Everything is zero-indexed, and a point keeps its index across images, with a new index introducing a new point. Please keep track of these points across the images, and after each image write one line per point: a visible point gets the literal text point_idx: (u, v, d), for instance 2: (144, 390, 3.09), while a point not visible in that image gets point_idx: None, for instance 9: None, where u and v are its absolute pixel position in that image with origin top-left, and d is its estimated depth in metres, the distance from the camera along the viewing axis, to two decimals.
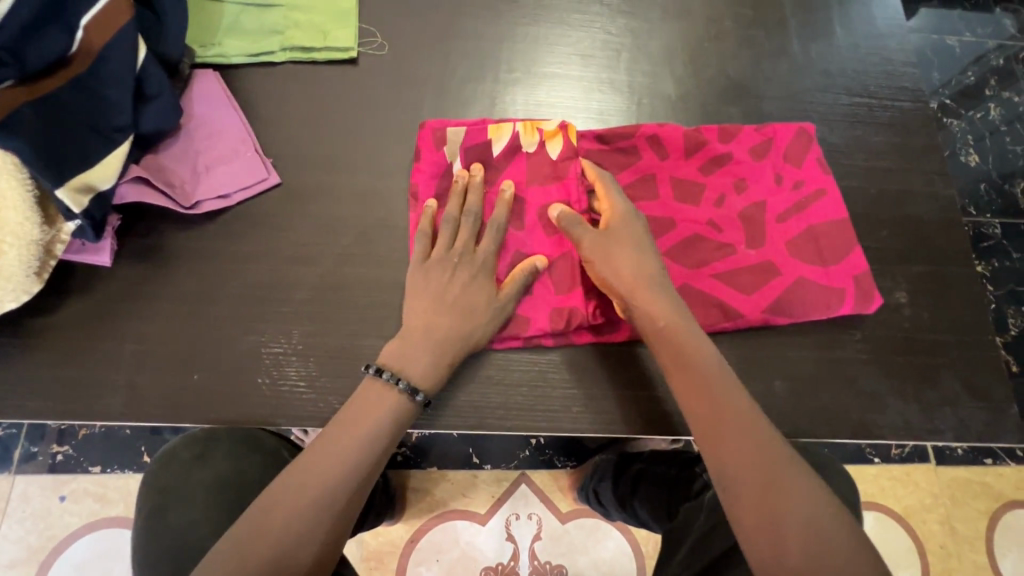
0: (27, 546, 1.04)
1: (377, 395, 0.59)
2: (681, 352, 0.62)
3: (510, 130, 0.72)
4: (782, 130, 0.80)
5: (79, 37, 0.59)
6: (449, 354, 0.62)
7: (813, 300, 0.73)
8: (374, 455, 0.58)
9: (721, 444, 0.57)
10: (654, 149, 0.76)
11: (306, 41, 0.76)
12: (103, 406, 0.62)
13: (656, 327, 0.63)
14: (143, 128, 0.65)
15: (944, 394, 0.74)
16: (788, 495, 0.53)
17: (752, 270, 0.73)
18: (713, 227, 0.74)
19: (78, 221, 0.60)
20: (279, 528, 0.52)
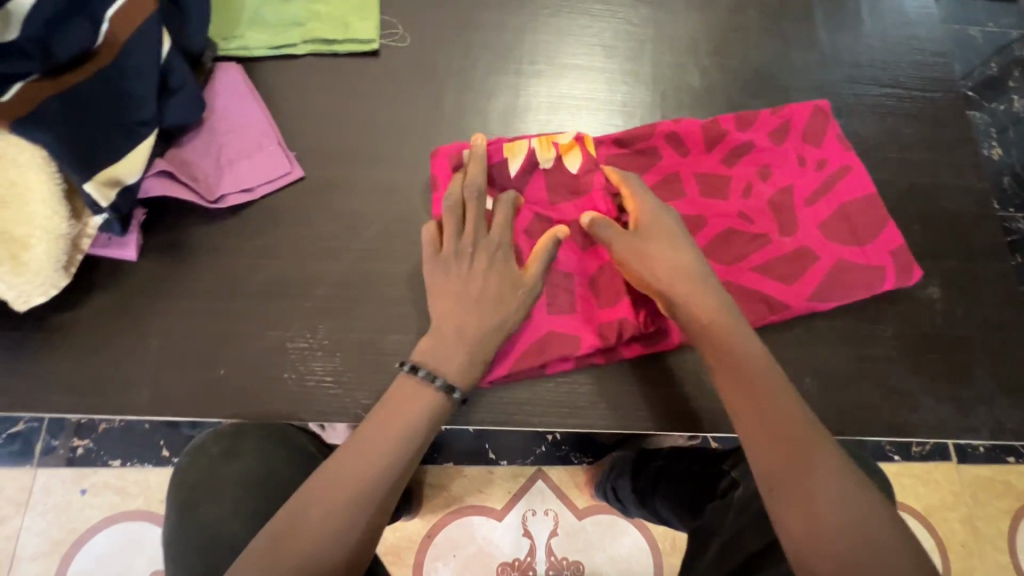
0: (49, 538, 1.05)
1: (411, 391, 0.59)
2: (725, 343, 0.61)
3: (526, 146, 0.71)
4: (798, 110, 0.78)
5: (104, 29, 0.59)
6: (476, 343, 0.60)
7: (853, 281, 0.72)
8: (408, 452, 0.57)
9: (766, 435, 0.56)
10: (674, 146, 0.74)
11: (327, 33, 0.75)
12: (129, 401, 0.62)
13: (699, 316, 0.62)
14: (167, 121, 0.64)
15: (977, 391, 0.72)
16: (834, 492, 0.53)
17: (789, 257, 0.72)
18: (745, 218, 0.73)
19: (105, 214, 0.60)
20: (315, 525, 0.52)
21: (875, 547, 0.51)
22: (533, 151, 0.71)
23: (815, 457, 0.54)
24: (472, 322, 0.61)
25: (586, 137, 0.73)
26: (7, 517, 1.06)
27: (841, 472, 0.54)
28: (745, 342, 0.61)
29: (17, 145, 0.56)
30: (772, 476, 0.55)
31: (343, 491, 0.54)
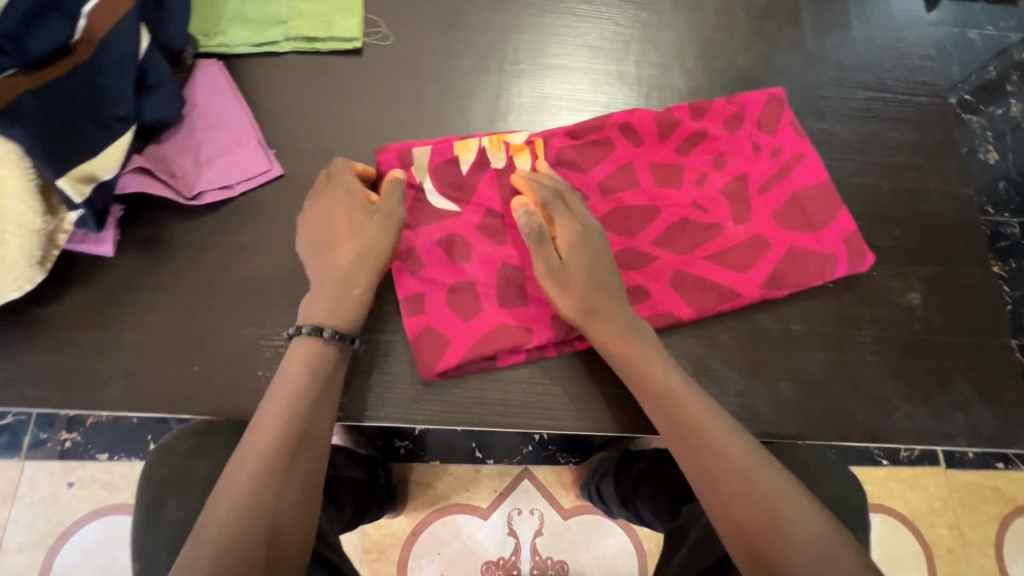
0: (36, 530, 1.06)
1: (304, 348, 0.60)
2: (643, 358, 0.61)
3: (478, 145, 0.71)
4: (754, 97, 0.78)
5: (80, 25, 0.58)
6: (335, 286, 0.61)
7: (807, 267, 0.72)
8: (316, 403, 0.58)
9: (686, 450, 0.56)
10: (627, 137, 0.75)
11: (310, 31, 0.75)
12: (104, 396, 0.63)
13: (614, 336, 0.62)
14: (146, 117, 0.64)
15: (956, 398, 0.72)
16: (757, 492, 0.52)
17: (743, 247, 0.72)
18: (700, 208, 0.74)
19: (79, 210, 0.60)
20: (232, 502, 0.51)
21: (813, 542, 0.49)
22: (485, 151, 0.71)
23: (734, 460, 0.54)
24: (344, 261, 0.62)
25: (540, 142, 0.73)
26: None
27: (760, 467, 0.54)
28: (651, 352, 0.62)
29: None
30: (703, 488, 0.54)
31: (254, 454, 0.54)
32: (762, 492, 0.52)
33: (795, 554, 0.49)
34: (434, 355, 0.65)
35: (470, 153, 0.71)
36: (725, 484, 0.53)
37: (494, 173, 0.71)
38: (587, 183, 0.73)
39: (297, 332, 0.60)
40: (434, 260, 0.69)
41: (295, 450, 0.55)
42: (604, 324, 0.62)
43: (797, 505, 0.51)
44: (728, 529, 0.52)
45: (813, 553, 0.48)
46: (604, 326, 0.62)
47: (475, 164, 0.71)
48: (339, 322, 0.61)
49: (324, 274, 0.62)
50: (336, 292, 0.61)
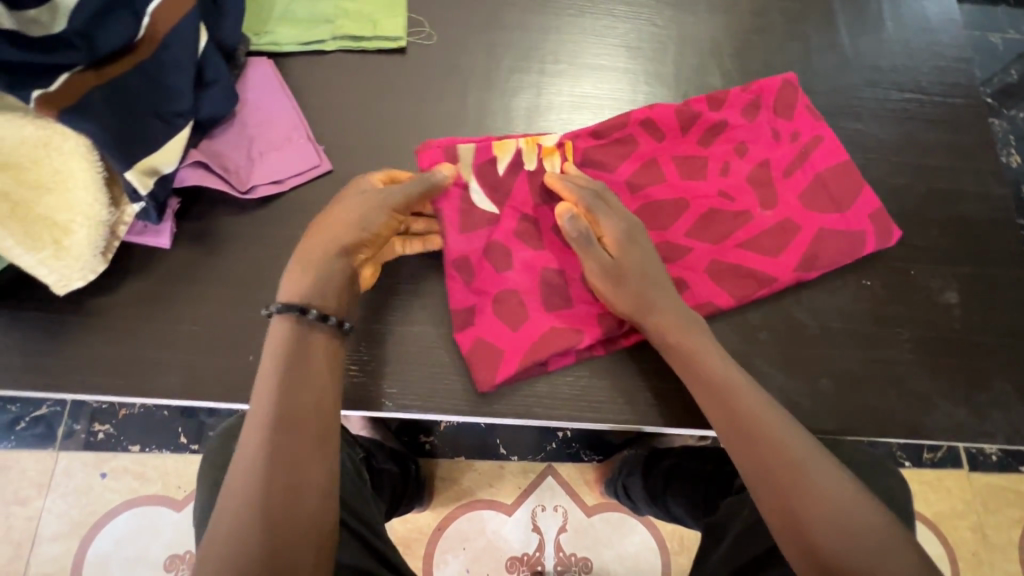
0: (69, 520, 1.08)
1: (287, 331, 0.57)
2: (699, 350, 0.62)
3: (512, 148, 0.72)
4: (766, 83, 0.78)
5: (145, 22, 0.60)
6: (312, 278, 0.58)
7: (837, 248, 0.73)
8: (312, 388, 0.55)
9: (744, 441, 0.57)
10: (650, 132, 0.75)
11: (356, 30, 0.77)
12: (159, 384, 0.64)
13: (673, 328, 0.63)
14: (202, 112, 0.66)
15: (994, 396, 0.73)
16: (812, 483, 0.53)
17: (774, 232, 0.73)
18: (728, 195, 0.74)
19: (142, 203, 0.61)
20: (236, 498, 0.50)
21: (866, 532, 0.51)
22: (518, 154, 0.72)
23: (789, 452, 0.55)
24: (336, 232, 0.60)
25: (568, 144, 0.73)
26: (30, 498, 1.09)
27: (813, 459, 0.55)
28: (705, 344, 0.63)
29: (63, 134, 0.58)
30: (754, 477, 0.55)
31: (251, 449, 0.51)
32: (816, 483, 0.53)
33: (847, 544, 0.50)
34: (487, 366, 0.66)
35: (506, 153, 0.71)
36: (782, 476, 0.54)
37: (528, 175, 0.71)
38: (613, 179, 0.74)
39: (280, 308, 0.57)
40: (480, 269, 0.69)
41: (292, 439, 0.52)
42: (662, 317, 0.63)
43: (847, 496, 0.53)
44: (783, 518, 0.53)
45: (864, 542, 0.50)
46: (661, 319, 0.63)
47: (509, 167, 0.71)
48: (331, 301, 0.59)
49: (314, 247, 0.59)
50: (323, 268, 0.59)
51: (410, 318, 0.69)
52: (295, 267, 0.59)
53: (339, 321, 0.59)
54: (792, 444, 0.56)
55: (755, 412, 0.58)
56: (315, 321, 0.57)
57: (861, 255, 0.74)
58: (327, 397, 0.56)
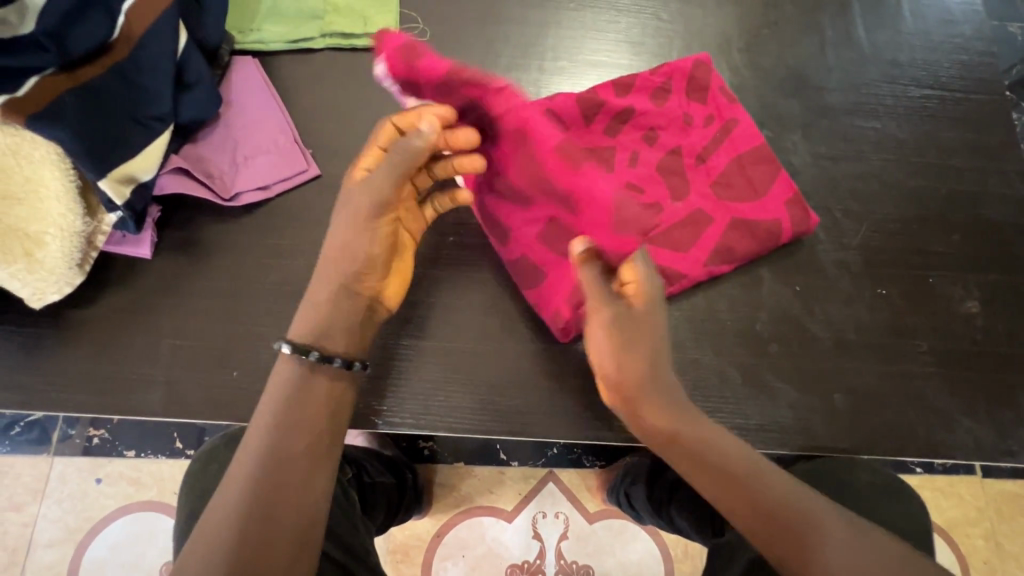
0: (65, 526, 1.07)
1: (289, 373, 0.54)
2: (686, 448, 0.55)
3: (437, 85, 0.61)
4: (678, 64, 0.72)
5: (120, 21, 0.57)
6: (333, 307, 0.57)
7: (754, 237, 0.68)
8: (302, 427, 0.53)
9: (735, 511, 0.53)
10: (550, 125, 0.67)
11: (346, 27, 0.73)
12: (141, 400, 0.62)
13: (661, 417, 0.56)
14: (183, 117, 0.63)
15: (1019, 413, 0.69)
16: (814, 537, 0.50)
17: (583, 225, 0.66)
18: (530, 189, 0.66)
19: (119, 212, 0.58)
20: (218, 536, 0.47)
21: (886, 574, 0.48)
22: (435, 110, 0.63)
23: (784, 509, 0.52)
24: (338, 278, 0.57)
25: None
26: (25, 504, 1.07)
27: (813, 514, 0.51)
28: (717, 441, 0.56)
29: (33, 142, 0.55)
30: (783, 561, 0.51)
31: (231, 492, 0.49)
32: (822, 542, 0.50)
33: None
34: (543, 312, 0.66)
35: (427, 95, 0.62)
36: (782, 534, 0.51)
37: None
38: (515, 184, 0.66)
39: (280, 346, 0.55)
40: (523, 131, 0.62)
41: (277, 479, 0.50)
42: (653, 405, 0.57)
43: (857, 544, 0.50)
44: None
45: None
46: (654, 408, 0.56)
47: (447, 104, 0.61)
48: (336, 343, 0.57)
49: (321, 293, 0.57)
50: (337, 313, 0.57)
51: (424, 332, 0.67)
52: (302, 312, 0.57)
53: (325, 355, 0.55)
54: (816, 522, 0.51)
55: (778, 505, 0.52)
56: (319, 363, 0.55)
57: (779, 244, 0.70)
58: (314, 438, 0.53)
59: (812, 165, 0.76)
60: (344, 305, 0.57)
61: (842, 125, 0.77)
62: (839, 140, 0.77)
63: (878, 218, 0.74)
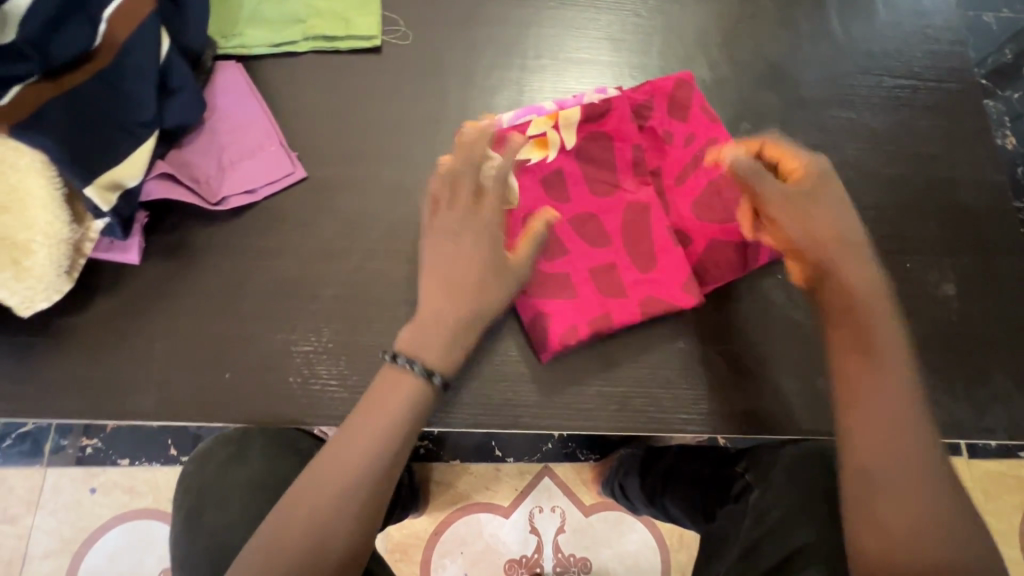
0: (61, 536, 1.06)
1: (403, 388, 0.55)
2: (860, 323, 0.55)
3: (542, 130, 0.69)
4: (662, 84, 0.72)
5: (103, 29, 0.58)
6: (456, 338, 0.57)
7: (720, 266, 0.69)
8: (397, 446, 0.54)
9: (862, 368, 0.54)
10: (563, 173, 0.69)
11: (329, 29, 0.74)
12: (133, 405, 0.62)
13: (863, 289, 0.57)
14: (167, 122, 0.64)
15: (995, 391, 0.71)
16: (883, 428, 0.52)
17: (609, 267, 0.68)
18: (580, 223, 0.69)
19: (106, 218, 0.59)
20: (306, 532, 0.49)
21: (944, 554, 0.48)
22: (559, 130, 0.69)
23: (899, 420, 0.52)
24: (460, 317, 0.57)
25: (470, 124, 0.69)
26: (19, 516, 1.07)
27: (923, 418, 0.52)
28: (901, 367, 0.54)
29: (16, 150, 0.55)
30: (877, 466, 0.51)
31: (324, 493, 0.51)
32: (892, 427, 0.52)
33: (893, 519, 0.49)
34: (543, 334, 0.66)
35: (574, 125, 0.69)
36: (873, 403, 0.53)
37: (501, 129, 0.69)
38: (567, 210, 0.69)
39: (396, 355, 0.56)
40: (593, 167, 0.70)
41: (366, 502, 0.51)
42: (840, 281, 0.57)
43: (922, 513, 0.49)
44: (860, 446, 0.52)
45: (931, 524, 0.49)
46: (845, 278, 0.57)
47: (580, 138, 0.70)
48: (428, 356, 0.56)
49: (426, 318, 0.57)
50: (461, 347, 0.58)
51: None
52: (417, 326, 0.57)
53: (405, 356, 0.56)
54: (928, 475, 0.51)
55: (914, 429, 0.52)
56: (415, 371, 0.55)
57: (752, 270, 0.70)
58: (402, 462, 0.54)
59: None
60: (461, 335, 0.57)
61: (819, 116, 0.79)
62: (816, 130, 0.79)
63: (855, 206, 0.76)
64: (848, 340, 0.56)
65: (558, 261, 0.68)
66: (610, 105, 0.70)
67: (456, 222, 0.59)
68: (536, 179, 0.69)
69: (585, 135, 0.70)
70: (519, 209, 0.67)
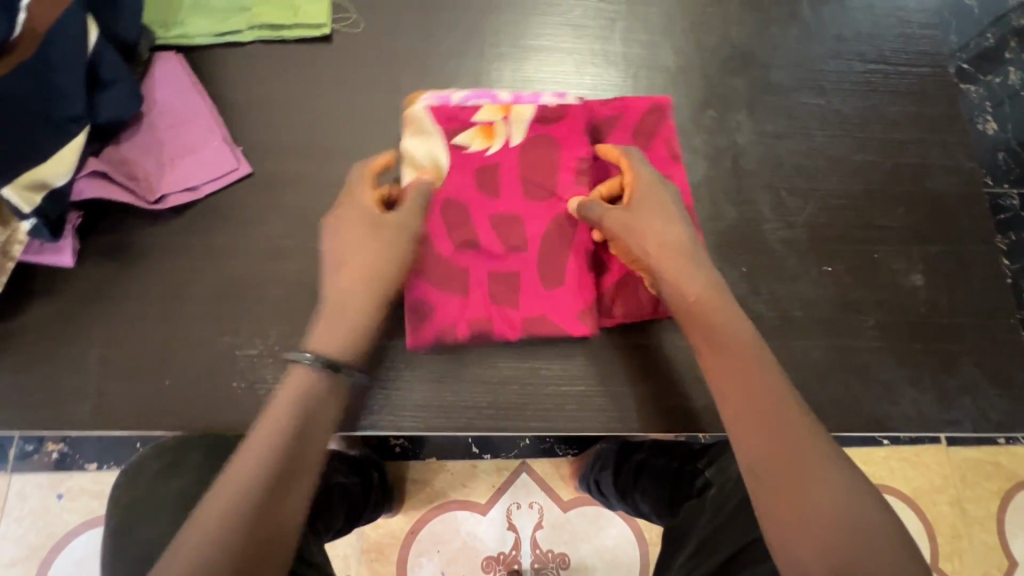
0: (26, 544, 1.04)
1: (304, 383, 0.50)
2: (710, 322, 0.55)
3: (489, 116, 0.66)
4: (633, 103, 0.69)
5: (21, 19, 0.53)
6: (351, 309, 0.54)
7: (640, 303, 0.65)
8: (303, 441, 0.48)
9: (721, 369, 0.53)
10: (484, 179, 0.65)
11: (274, 18, 0.71)
12: (71, 414, 0.59)
13: (684, 295, 0.57)
14: (99, 117, 0.60)
15: (962, 382, 0.70)
16: (762, 433, 0.50)
17: (509, 275, 0.64)
18: (495, 222, 0.64)
19: (31, 220, 0.56)
20: (215, 530, 0.43)
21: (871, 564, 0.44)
22: (509, 123, 0.66)
23: (777, 409, 0.50)
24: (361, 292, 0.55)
25: (420, 94, 0.68)
26: None
27: (780, 391, 0.51)
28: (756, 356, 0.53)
29: None
30: (758, 467, 0.49)
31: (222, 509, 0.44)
32: (762, 432, 0.50)
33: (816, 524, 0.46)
34: (422, 324, 0.63)
35: (526, 125, 0.66)
36: (746, 408, 0.51)
37: (447, 104, 0.66)
38: (488, 206, 0.64)
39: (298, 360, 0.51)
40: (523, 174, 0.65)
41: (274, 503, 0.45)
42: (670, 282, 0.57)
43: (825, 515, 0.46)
44: (742, 455, 0.50)
45: (850, 532, 0.45)
46: (677, 284, 0.57)
47: (527, 137, 0.65)
48: (337, 351, 0.52)
49: (351, 339, 0.53)
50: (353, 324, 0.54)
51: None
52: (326, 318, 0.54)
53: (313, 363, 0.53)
54: (817, 462, 0.48)
55: (778, 409, 0.50)
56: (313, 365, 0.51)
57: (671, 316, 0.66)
58: (318, 456, 0.49)
59: (757, 144, 0.75)
60: (352, 308, 0.54)
61: (787, 103, 0.77)
62: (783, 118, 0.76)
63: (823, 195, 0.74)
64: (711, 351, 0.54)
65: (461, 257, 0.64)
66: (565, 112, 0.66)
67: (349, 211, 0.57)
68: (465, 167, 0.65)
69: (534, 142, 0.65)
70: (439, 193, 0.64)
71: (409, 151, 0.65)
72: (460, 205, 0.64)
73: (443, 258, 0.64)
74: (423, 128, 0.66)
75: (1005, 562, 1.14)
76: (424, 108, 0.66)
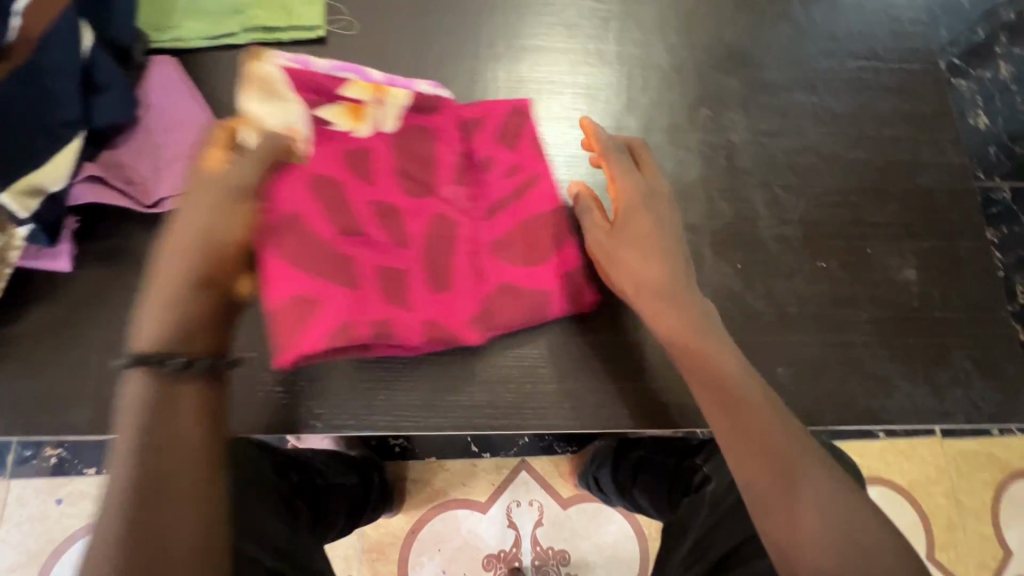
0: (26, 549, 1.03)
1: (149, 384, 0.44)
2: (708, 352, 0.57)
3: (359, 96, 0.67)
4: (497, 106, 0.70)
5: (17, 26, 0.55)
6: (190, 288, 0.47)
7: (531, 306, 0.65)
8: (182, 452, 0.43)
9: (713, 398, 0.55)
10: (355, 170, 0.65)
11: (269, 20, 0.71)
12: (71, 419, 0.60)
13: (680, 327, 0.58)
14: (95, 121, 0.60)
15: (955, 375, 0.71)
16: (757, 464, 0.51)
17: (398, 271, 0.63)
18: (367, 214, 0.64)
19: (29, 225, 0.57)
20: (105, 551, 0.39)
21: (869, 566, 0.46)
22: (377, 104, 0.67)
23: (777, 437, 0.52)
24: (199, 267, 0.48)
25: (270, 52, 0.66)
26: None
27: (775, 418, 0.53)
28: (750, 386, 0.55)
29: None
30: (758, 494, 0.50)
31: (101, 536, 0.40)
32: (758, 458, 0.51)
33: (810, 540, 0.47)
34: (292, 335, 0.57)
35: (399, 109, 0.68)
36: (741, 437, 0.52)
37: (307, 72, 0.66)
38: (364, 194, 0.64)
39: (134, 362, 0.44)
40: (388, 167, 0.66)
41: (144, 525, 0.40)
42: (666, 315, 0.59)
43: (828, 530, 0.47)
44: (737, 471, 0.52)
45: (848, 543, 0.46)
46: (671, 318, 0.59)
47: (400, 125, 0.68)
48: (172, 338, 0.46)
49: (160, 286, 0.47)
50: (166, 301, 0.46)
51: None
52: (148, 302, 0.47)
53: (218, 359, 0.47)
54: (816, 480, 0.49)
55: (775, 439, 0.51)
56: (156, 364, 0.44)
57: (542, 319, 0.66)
58: (196, 486, 0.43)
59: (750, 141, 0.76)
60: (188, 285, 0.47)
61: (779, 101, 0.78)
62: (776, 115, 0.77)
63: (817, 191, 0.75)
64: (702, 381, 0.56)
65: (342, 244, 0.62)
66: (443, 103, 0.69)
67: (213, 183, 0.51)
68: (331, 144, 0.65)
69: (405, 132, 0.68)
70: (307, 167, 0.62)
71: (260, 112, 0.63)
72: (337, 188, 0.63)
73: (325, 251, 0.61)
74: (274, 91, 0.64)
75: (1000, 551, 1.15)
76: (282, 70, 0.64)
